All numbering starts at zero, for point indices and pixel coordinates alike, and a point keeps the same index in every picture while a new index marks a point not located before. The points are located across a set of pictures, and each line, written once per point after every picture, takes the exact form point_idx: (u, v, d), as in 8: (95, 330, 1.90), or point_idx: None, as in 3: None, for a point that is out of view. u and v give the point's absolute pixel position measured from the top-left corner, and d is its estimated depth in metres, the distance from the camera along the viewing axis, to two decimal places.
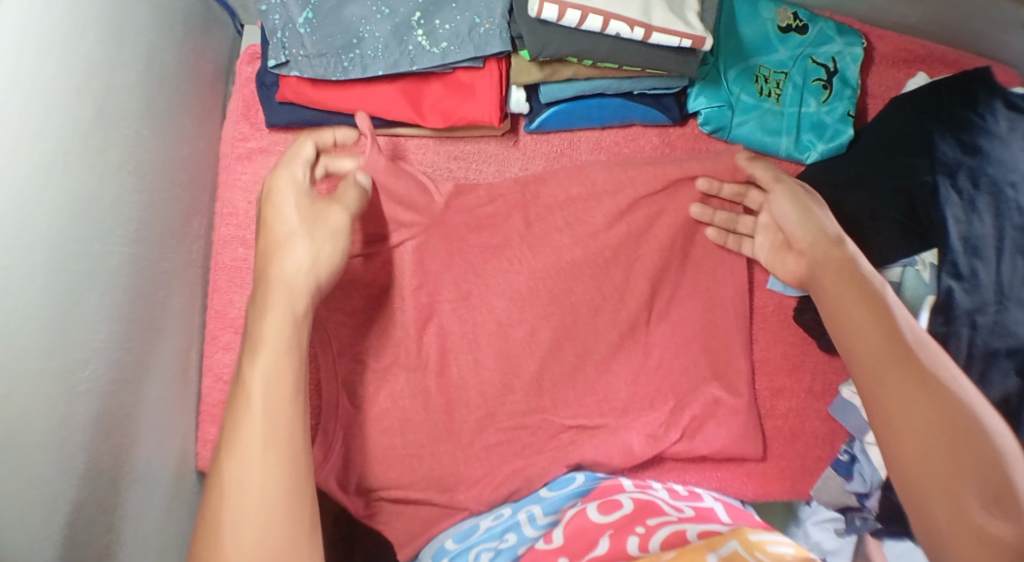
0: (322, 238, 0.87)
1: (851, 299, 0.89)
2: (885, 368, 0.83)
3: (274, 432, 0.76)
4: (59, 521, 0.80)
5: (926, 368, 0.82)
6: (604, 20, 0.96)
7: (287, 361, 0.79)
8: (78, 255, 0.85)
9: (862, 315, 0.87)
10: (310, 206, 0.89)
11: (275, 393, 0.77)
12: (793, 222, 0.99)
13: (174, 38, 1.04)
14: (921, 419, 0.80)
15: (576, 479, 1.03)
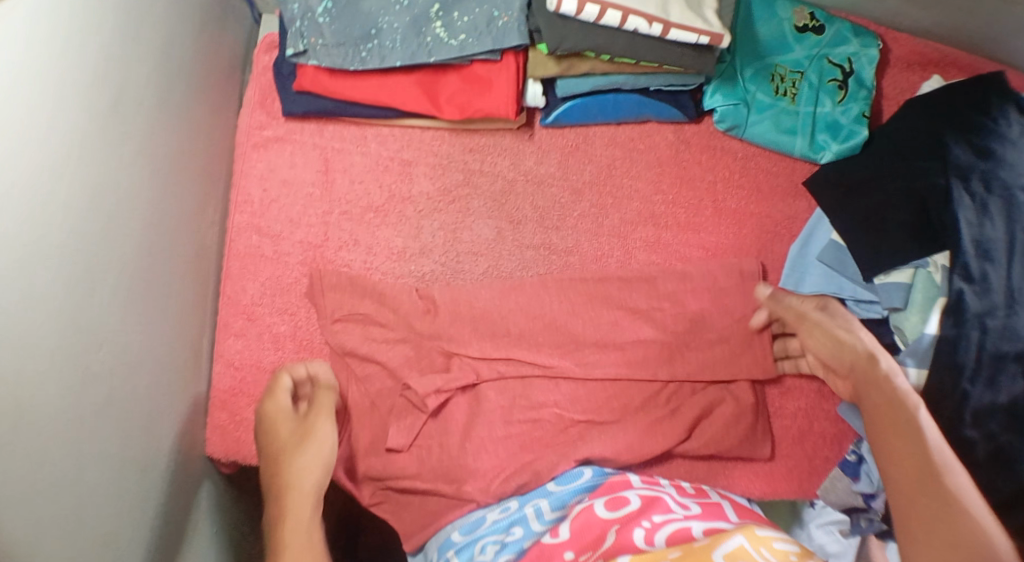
0: (311, 456, 0.94)
1: (886, 418, 0.91)
2: (911, 488, 0.85)
3: (306, 549, 0.87)
4: (70, 501, 0.81)
5: (944, 468, 0.85)
6: (622, 16, 0.96)
7: (308, 479, 0.93)
8: (94, 237, 0.86)
9: (894, 435, 0.89)
10: (298, 428, 0.96)
11: (298, 527, 0.89)
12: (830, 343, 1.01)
13: (192, 25, 1.05)
14: (942, 538, 0.80)
15: (584, 474, 1.00)
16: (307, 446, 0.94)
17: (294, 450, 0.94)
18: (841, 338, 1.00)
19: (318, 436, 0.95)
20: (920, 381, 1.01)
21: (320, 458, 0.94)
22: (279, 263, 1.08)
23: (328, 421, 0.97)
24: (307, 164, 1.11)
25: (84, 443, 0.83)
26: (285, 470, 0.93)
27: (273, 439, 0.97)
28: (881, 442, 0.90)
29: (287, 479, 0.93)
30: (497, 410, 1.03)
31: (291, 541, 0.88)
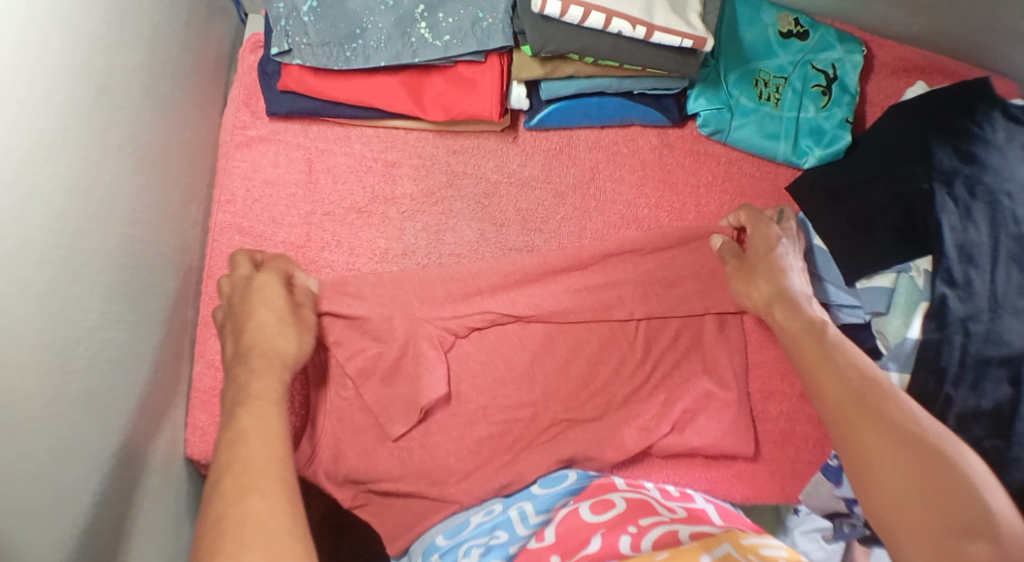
0: (299, 326, 0.93)
1: (814, 356, 0.92)
2: (843, 412, 0.86)
3: (273, 410, 0.82)
4: (48, 497, 0.80)
5: (881, 405, 0.84)
6: (607, 18, 0.96)
7: (289, 351, 0.89)
8: (77, 232, 0.85)
9: (823, 368, 0.90)
10: (288, 304, 0.95)
11: (277, 379, 0.85)
12: (751, 292, 1.05)
13: (178, 22, 1.05)
14: (893, 471, 0.80)
15: (568, 477, 1.01)
16: (295, 324, 0.93)
17: (280, 321, 0.91)
18: (758, 283, 1.04)
19: (308, 324, 0.94)
20: (903, 385, 1.02)
21: (303, 348, 0.91)
22: None
23: (313, 315, 0.97)
24: (290, 165, 1.11)
25: (61, 440, 0.83)
26: (264, 332, 0.89)
27: (258, 295, 0.93)
28: (812, 378, 0.91)
29: (270, 342, 0.89)
30: (478, 409, 1.04)
31: (260, 396, 0.83)
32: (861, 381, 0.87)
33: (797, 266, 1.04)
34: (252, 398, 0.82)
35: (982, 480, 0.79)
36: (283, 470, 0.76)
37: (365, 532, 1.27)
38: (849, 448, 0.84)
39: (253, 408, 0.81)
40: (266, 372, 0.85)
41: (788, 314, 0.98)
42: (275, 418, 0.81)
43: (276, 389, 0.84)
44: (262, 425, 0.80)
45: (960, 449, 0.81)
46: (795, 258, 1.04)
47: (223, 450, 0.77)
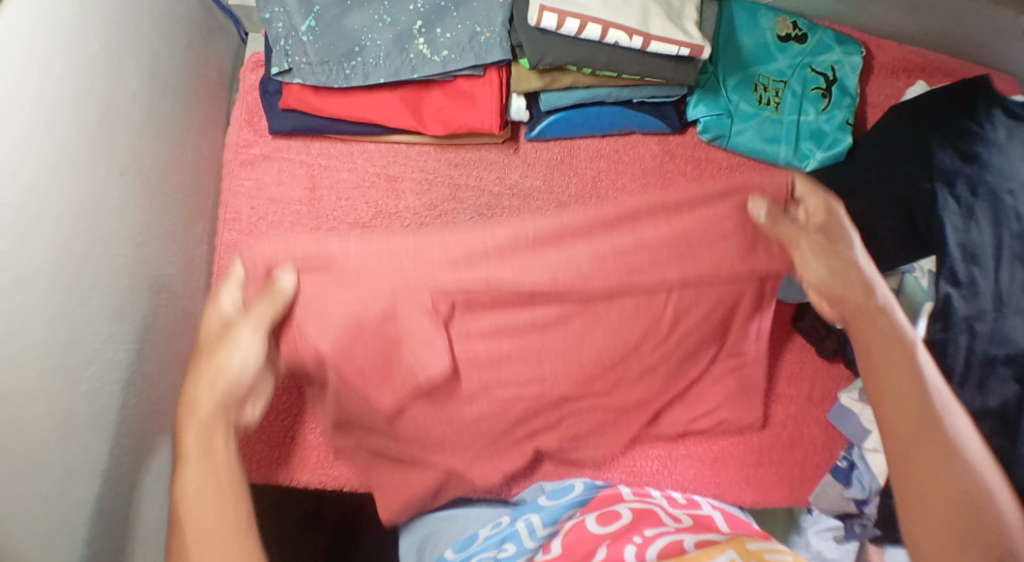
0: (230, 350, 0.87)
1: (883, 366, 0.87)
2: (907, 424, 0.84)
3: (212, 480, 0.81)
4: (61, 518, 0.82)
5: (947, 429, 0.83)
6: (602, 28, 0.97)
7: (206, 396, 0.86)
8: (83, 255, 0.87)
9: (892, 382, 0.86)
10: (217, 328, 0.88)
11: (206, 433, 0.84)
12: (816, 274, 0.95)
13: (178, 44, 1.06)
14: (935, 492, 0.80)
15: (575, 488, 1.03)
16: (217, 352, 0.87)
17: (203, 358, 0.87)
18: (834, 265, 0.95)
19: (234, 340, 0.87)
20: None
21: (224, 384, 0.86)
22: None
23: (252, 323, 0.87)
24: (293, 182, 1.11)
25: (72, 463, 0.84)
26: (187, 382, 0.87)
27: (196, 349, 0.89)
28: (880, 388, 0.86)
29: (188, 392, 0.86)
30: None
31: (199, 456, 0.83)
32: (933, 397, 0.85)
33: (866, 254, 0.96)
34: (187, 465, 0.82)
35: (1016, 524, 0.79)
36: (232, 556, 0.77)
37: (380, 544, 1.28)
38: (901, 458, 0.83)
39: (190, 473, 0.82)
40: (195, 432, 0.85)
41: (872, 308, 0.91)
42: (227, 486, 0.81)
43: (216, 441, 0.84)
44: (199, 498, 0.80)
45: (1004, 490, 0.81)
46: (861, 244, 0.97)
47: (174, 533, 0.80)
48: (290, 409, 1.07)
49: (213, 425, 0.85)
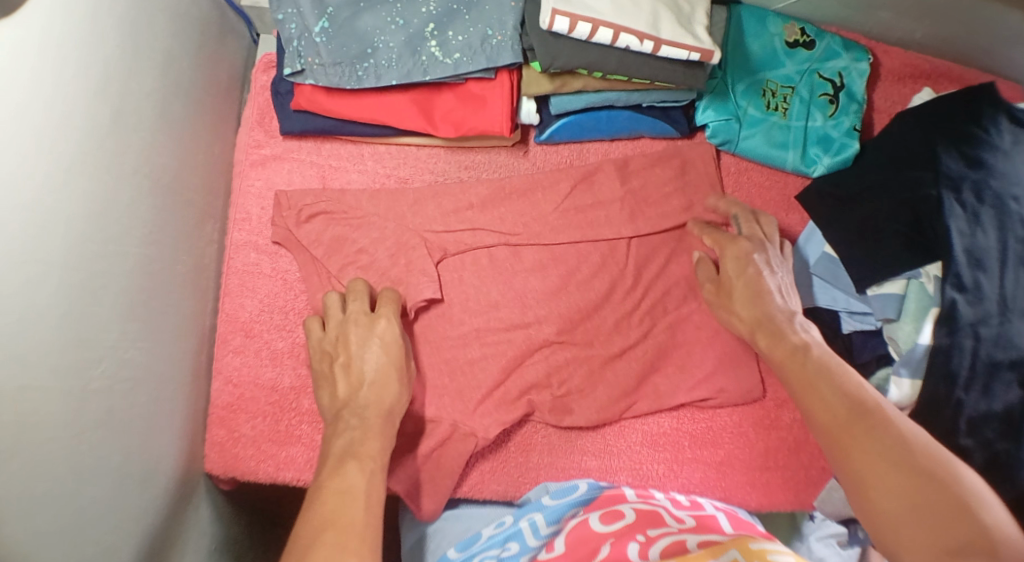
0: (381, 339, 0.98)
1: (788, 354, 0.97)
2: (842, 428, 0.87)
3: (365, 494, 0.86)
4: (72, 514, 0.82)
5: (877, 425, 0.86)
6: (613, 32, 0.98)
7: (384, 387, 0.96)
8: (96, 253, 0.87)
9: (820, 376, 0.92)
10: (369, 316, 1.00)
11: (378, 434, 0.92)
12: (741, 301, 1.05)
13: (191, 44, 1.06)
14: (890, 487, 0.82)
15: (579, 488, 1.00)
16: (373, 332, 0.99)
17: (360, 341, 0.98)
18: (753, 296, 1.04)
19: (384, 325, 0.99)
20: (914, 390, 1.02)
21: (384, 355, 0.97)
22: (277, 280, 1.09)
23: (393, 309, 1.01)
24: (304, 182, 1.12)
25: (83, 459, 0.84)
26: (357, 355, 0.97)
27: (340, 333, 1.00)
28: (805, 379, 0.93)
29: (370, 367, 0.97)
30: (493, 420, 1.05)
31: (366, 456, 0.89)
32: (854, 401, 0.88)
33: (782, 271, 1.07)
34: (360, 452, 0.90)
35: (983, 500, 0.79)
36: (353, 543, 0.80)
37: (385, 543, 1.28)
38: (855, 464, 0.84)
39: (357, 464, 0.88)
40: (357, 423, 0.93)
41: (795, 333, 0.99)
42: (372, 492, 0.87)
43: (368, 441, 0.91)
44: (350, 508, 0.84)
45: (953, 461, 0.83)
46: (779, 261, 1.08)
47: (302, 519, 0.83)
48: (297, 409, 1.06)
49: (380, 427, 0.93)
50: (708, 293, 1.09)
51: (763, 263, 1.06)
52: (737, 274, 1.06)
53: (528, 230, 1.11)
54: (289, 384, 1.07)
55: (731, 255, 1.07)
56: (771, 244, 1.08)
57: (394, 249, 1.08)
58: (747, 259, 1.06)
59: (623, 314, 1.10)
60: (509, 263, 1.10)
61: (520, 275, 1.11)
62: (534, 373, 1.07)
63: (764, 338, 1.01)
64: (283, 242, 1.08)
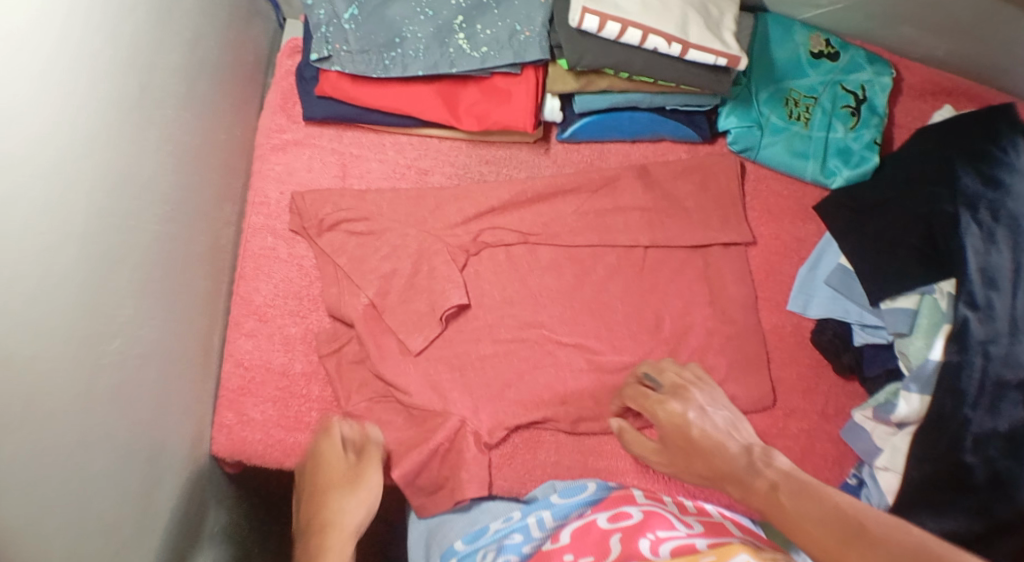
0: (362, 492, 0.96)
1: (757, 493, 0.85)
2: (778, 489, 0.84)
3: None
4: (73, 489, 0.82)
5: (813, 485, 0.83)
6: (642, 34, 0.98)
7: (349, 519, 0.94)
8: (113, 228, 0.87)
9: (803, 502, 0.81)
10: (355, 464, 0.97)
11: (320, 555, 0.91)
12: (712, 457, 0.94)
13: (218, 24, 1.07)
14: (819, 518, 0.78)
15: (587, 487, 0.99)
16: (355, 491, 0.95)
17: (342, 492, 0.95)
18: (717, 448, 0.94)
19: (368, 485, 0.96)
20: (922, 405, 1.01)
21: (352, 509, 0.94)
22: (292, 265, 1.09)
23: (376, 469, 0.97)
24: (324, 169, 1.12)
25: (92, 428, 0.84)
26: (329, 492, 0.95)
27: (326, 463, 0.97)
28: (784, 510, 0.81)
29: (326, 517, 0.94)
30: (503, 415, 1.05)
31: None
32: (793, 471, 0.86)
33: (718, 408, 1.00)
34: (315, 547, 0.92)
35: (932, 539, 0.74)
36: None
37: None
38: (787, 512, 0.80)
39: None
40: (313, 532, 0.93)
41: (763, 469, 0.88)
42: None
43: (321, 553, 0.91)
44: None
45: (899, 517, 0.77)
46: (712, 399, 1.02)
47: None
48: (306, 395, 1.06)
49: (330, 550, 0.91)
50: (662, 462, 1.00)
51: (700, 415, 0.98)
52: (677, 437, 0.98)
53: (547, 230, 1.12)
54: (299, 370, 1.07)
55: (665, 414, 0.99)
56: (697, 389, 1.02)
57: (409, 239, 1.08)
58: (681, 417, 0.98)
59: (634, 315, 1.10)
60: (525, 261, 1.11)
61: (535, 273, 1.11)
62: (543, 371, 1.07)
63: (737, 490, 0.89)
64: (300, 231, 1.09)
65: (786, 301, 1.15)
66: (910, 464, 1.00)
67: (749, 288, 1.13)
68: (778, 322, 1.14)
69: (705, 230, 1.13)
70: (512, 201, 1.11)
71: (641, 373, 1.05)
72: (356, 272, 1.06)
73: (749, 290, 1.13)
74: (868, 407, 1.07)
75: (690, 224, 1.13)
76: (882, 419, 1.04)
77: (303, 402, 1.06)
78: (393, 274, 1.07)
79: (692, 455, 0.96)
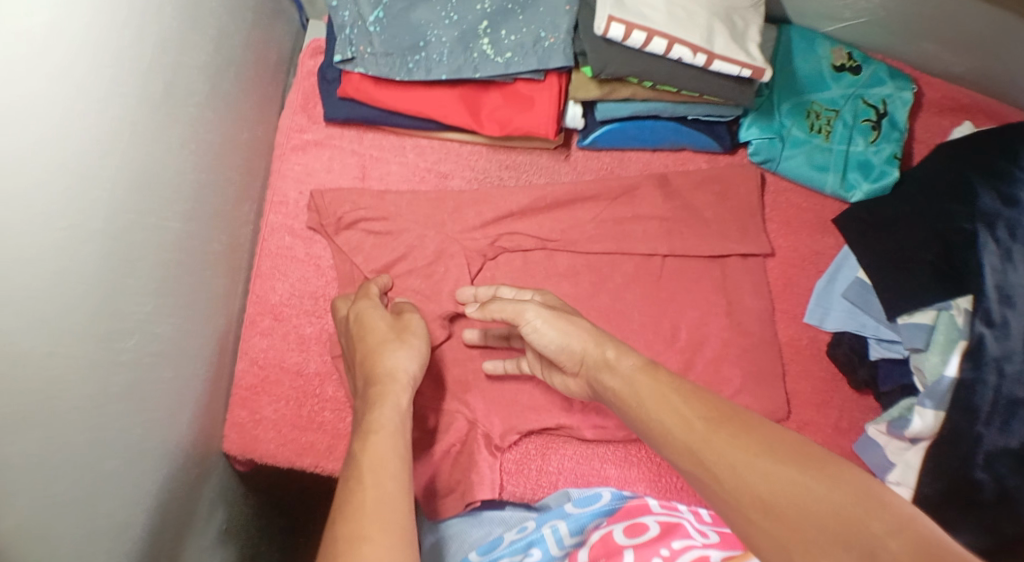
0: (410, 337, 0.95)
1: (672, 411, 0.80)
2: (698, 422, 0.77)
3: (395, 433, 0.83)
4: (87, 486, 0.82)
5: (734, 416, 0.77)
6: (668, 44, 0.98)
7: (403, 369, 0.91)
8: (134, 226, 0.87)
9: (722, 440, 0.75)
10: (394, 322, 0.97)
11: (393, 408, 0.86)
12: (612, 373, 0.87)
13: (243, 23, 1.07)
14: (743, 463, 0.73)
15: (602, 496, 0.98)
16: (403, 341, 0.94)
17: (390, 343, 0.94)
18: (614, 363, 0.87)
19: (413, 334, 0.95)
20: (937, 421, 1.00)
21: (410, 357, 0.93)
22: (309, 265, 1.09)
23: (418, 324, 0.98)
24: (343, 170, 1.12)
25: (106, 424, 0.84)
26: (375, 361, 0.92)
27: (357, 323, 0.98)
28: (701, 452, 0.75)
29: (382, 368, 0.91)
30: (516, 420, 1.05)
31: (384, 424, 0.84)
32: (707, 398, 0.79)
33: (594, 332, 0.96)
34: (373, 429, 0.83)
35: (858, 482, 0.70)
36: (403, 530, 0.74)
37: None
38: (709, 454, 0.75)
39: (379, 433, 0.83)
40: (374, 434, 0.83)
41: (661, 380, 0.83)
42: (396, 467, 0.80)
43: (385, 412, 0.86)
44: (389, 442, 0.82)
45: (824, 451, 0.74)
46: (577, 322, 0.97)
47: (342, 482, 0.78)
48: (321, 396, 1.06)
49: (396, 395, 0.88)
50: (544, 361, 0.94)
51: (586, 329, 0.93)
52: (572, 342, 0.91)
53: (565, 237, 1.12)
54: (314, 370, 1.06)
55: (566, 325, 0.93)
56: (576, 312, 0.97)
57: (427, 242, 1.08)
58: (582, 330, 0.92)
59: (650, 323, 1.10)
60: (542, 267, 1.11)
61: (552, 279, 1.10)
62: None
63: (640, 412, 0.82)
64: (317, 229, 1.09)
65: (803, 313, 1.15)
66: (923, 479, 0.99)
67: (766, 299, 1.13)
68: (793, 334, 1.14)
69: (724, 239, 1.13)
70: (530, 207, 1.11)
71: (529, 296, 1.00)
72: (374, 273, 1.07)
73: (766, 301, 1.13)
74: (881, 422, 1.06)
75: (708, 233, 1.13)
76: (895, 434, 1.04)
77: (318, 402, 1.06)
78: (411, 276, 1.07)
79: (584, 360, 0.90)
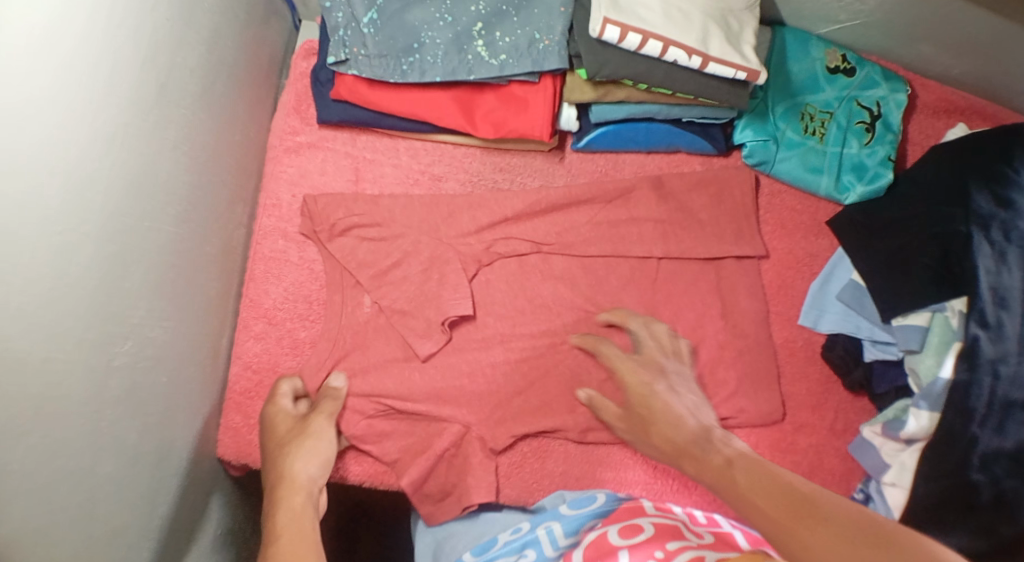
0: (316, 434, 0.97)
1: (750, 498, 0.81)
2: (779, 506, 0.78)
3: (298, 534, 0.86)
4: (83, 494, 0.81)
5: (815, 500, 0.78)
6: (663, 46, 0.97)
7: (302, 472, 0.93)
8: (128, 229, 0.86)
9: (805, 524, 0.75)
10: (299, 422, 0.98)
11: (292, 511, 0.88)
12: (670, 434, 0.95)
13: (236, 24, 1.06)
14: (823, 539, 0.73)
15: (597, 498, 0.98)
16: (305, 444, 0.95)
17: (290, 448, 0.95)
18: (674, 427, 0.95)
19: (315, 434, 0.96)
20: (931, 423, 1.00)
21: (313, 461, 0.94)
22: (303, 269, 1.08)
23: (327, 419, 0.98)
24: (337, 172, 1.11)
25: (102, 431, 0.83)
26: (280, 464, 0.94)
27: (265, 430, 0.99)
28: (786, 534, 0.75)
29: (282, 472, 0.93)
30: (511, 424, 1.04)
31: (288, 530, 0.86)
32: (792, 485, 0.80)
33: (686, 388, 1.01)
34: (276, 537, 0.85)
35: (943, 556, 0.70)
36: None
37: (393, 541, 1.28)
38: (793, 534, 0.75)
39: (282, 541, 0.85)
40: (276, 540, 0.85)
41: (722, 447, 0.90)
42: None
43: (292, 515, 0.88)
44: (297, 548, 0.84)
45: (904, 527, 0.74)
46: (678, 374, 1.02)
47: None
48: None
49: (299, 500, 0.90)
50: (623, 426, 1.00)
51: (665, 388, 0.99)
52: (639, 401, 0.99)
53: (560, 240, 1.11)
54: None
55: (634, 382, 1.00)
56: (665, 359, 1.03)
57: (421, 245, 1.07)
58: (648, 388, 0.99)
59: None
60: (537, 269, 1.11)
61: (547, 282, 1.10)
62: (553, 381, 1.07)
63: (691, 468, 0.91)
64: (311, 234, 1.08)
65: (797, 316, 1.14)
66: (918, 481, 0.99)
67: (761, 301, 1.13)
68: (789, 336, 1.14)
69: (719, 241, 1.13)
70: (526, 210, 1.11)
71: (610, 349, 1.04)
72: (369, 277, 1.06)
73: (761, 304, 1.13)
74: (877, 424, 1.06)
75: (703, 235, 1.13)
76: (890, 436, 1.04)
77: None
78: (406, 279, 1.06)
79: (651, 424, 0.97)
